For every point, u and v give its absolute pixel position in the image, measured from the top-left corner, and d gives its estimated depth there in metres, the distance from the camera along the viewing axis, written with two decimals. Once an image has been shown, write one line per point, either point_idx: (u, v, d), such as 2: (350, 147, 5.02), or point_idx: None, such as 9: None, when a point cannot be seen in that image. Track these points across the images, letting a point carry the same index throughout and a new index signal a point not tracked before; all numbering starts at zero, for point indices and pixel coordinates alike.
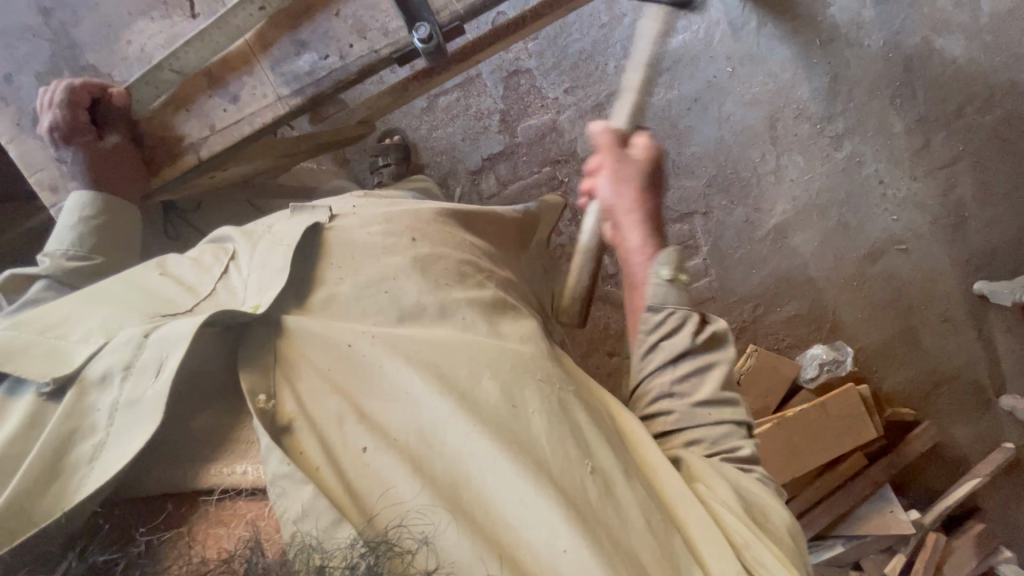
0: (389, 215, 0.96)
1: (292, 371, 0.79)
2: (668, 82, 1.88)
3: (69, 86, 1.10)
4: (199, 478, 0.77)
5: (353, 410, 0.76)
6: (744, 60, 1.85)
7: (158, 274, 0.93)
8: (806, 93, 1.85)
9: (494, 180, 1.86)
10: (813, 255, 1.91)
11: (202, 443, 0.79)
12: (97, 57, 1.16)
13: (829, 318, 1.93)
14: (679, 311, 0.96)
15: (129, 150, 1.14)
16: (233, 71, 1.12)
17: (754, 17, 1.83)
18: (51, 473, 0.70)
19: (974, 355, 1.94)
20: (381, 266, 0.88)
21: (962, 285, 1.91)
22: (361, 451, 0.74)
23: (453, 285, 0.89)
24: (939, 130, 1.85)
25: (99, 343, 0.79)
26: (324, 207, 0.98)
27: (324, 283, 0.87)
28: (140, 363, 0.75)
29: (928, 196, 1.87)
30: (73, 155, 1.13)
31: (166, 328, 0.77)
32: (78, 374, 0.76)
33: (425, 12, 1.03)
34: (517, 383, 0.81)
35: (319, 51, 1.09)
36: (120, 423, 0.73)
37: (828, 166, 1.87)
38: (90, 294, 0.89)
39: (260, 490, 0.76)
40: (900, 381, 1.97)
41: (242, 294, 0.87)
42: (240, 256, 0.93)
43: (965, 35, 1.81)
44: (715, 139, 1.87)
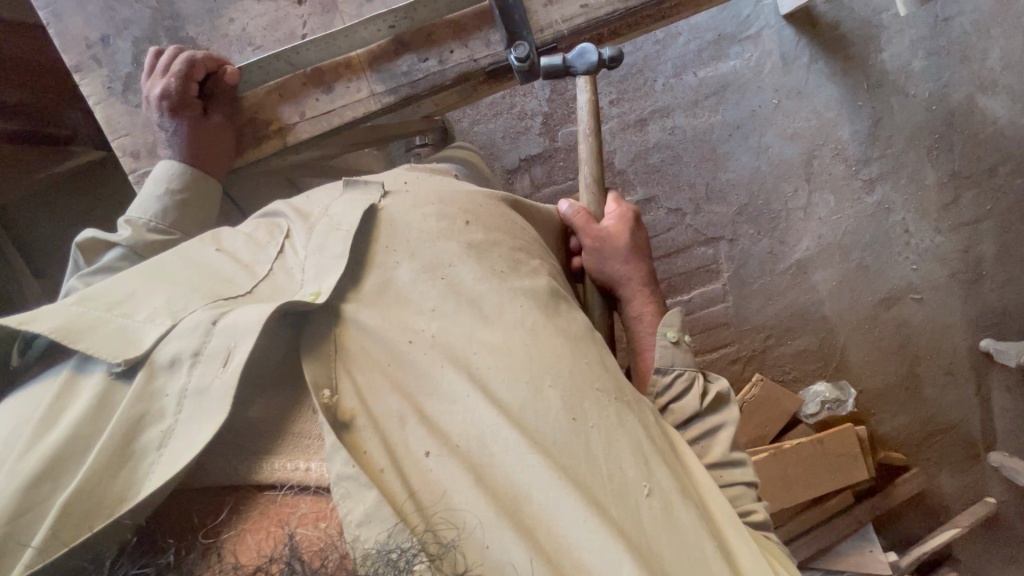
0: (443, 196, 0.94)
1: (351, 362, 0.77)
2: (713, 105, 1.87)
3: (189, 58, 1.10)
4: (256, 471, 0.72)
5: (414, 410, 0.74)
6: (791, 94, 1.86)
7: (215, 249, 0.90)
8: (847, 135, 1.87)
9: (528, 181, 1.86)
10: (830, 294, 1.93)
11: (258, 435, 0.73)
12: (196, 28, 1.16)
13: (836, 357, 1.96)
14: (686, 372, 1.01)
15: (228, 129, 1.14)
16: (332, 66, 1.14)
17: (806, 53, 1.84)
18: (120, 462, 0.66)
19: (970, 409, 1.99)
20: (437, 249, 0.86)
21: (969, 340, 1.95)
22: (423, 455, 0.71)
23: (508, 273, 0.86)
24: (970, 187, 1.87)
25: (167, 325, 0.75)
26: (377, 183, 0.95)
27: (378, 268, 0.84)
28: (209, 351, 0.72)
29: (950, 250, 1.90)
30: (174, 127, 1.11)
31: (236, 315, 0.74)
32: (147, 356, 0.72)
33: (526, 31, 1.09)
34: (579, 394, 0.77)
35: (420, 54, 1.13)
36: (189, 411, 0.69)
37: (857, 209, 1.89)
38: (151, 270, 0.85)
39: (324, 488, 0.71)
40: (895, 426, 2.00)
41: (299, 280, 0.85)
42: (296, 235, 0.92)
43: (1008, 96, 1.83)
44: (751, 168, 1.88)
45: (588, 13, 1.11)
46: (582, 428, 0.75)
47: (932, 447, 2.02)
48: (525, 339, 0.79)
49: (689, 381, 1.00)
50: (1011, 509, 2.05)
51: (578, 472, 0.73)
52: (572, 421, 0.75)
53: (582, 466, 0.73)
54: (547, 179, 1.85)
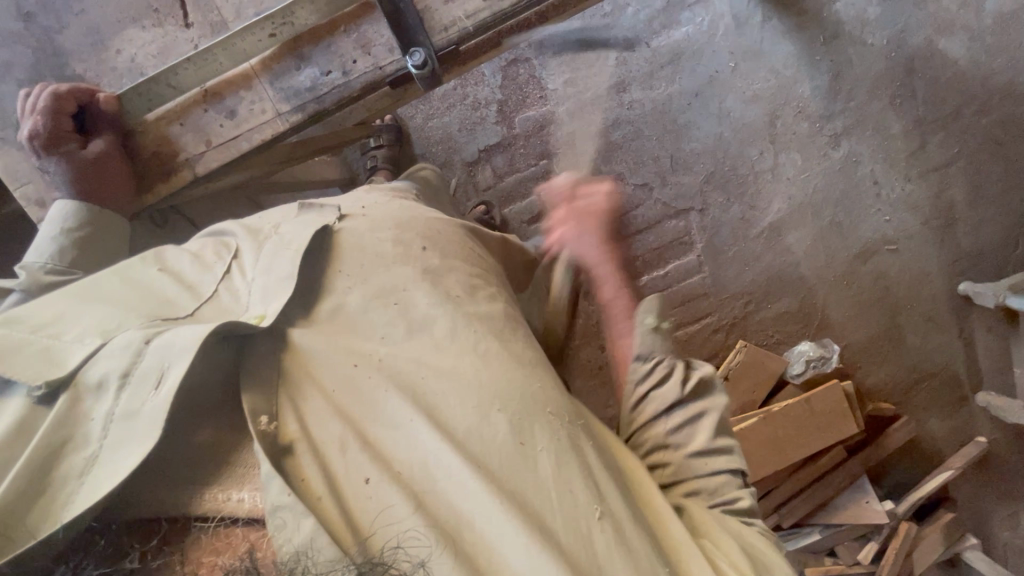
0: (401, 221, 0.95)
1: (296, 390, 0.75)
2: (670, 76, 1.83)
3: (54, 94, 1.09)
4: (194, 500, 0.70)
5: (357, 437, 0.73)
6: (747, 55, 1.82)
7: (157, 270, 0.89)
8: (808, 91, 1.83)
9: (490, 172, 1.83)
10: (806, 254, 1.92)
11: (201, 463, 0.72)
12: (83, 66, 1.17)
13: (818, 316, 1.96)
14: (666, 361, 0.99)
15: (114, 156, 1.10)
16: (231, 85, 1.11)
17: (759, 11, 1.80)
18: (35, 487, 0.64)
19: (954, 353, 2.00)
20: (392, 275, 0.86)
21: (948, 285, 1.94)
22: (363, 481, 0.70)
23: (464, 299, 0.87)
24: (936, 132, 1.85)
25: (95, 344, 0.73)
26: (332, 207, 0.97)
27: (334, 292, 0.84)
28: (139, 373, 0.70)
29: (921, 197, 1.88)
30: (55, 165, 1.09)
31: (170, 335, 0.72)
32: (72, 378, 0.71)
33: (420, 38, 1.07)
34: (528, 418, 0.77)
35: (321, 66, 1.10)
36: (116, 435, 0.67)
37: (825, 165, 1.87)
38: (86, 292, 0.82)
39: (257, 518, 0.70)
40: (881, 377, 2.01)
41: (246, 301, 0.83)
42: (245, 254, 0.90)
43: (968, 35, 1.80)
44: (715, 135, 1.85)
45: (491, 7, 1.08)
46: (530, 450, 0.75)
47: (920, 395, 2.03)
48: (475, 364, 0.79)
49: (670, 368, 0.98)
50: (1004, 446, 2.07)
51: (524, 494, 0.73)
52: (519, 445, 0.75)
53: (528, 487, 0.74)
54: (509, 168, 1.82)
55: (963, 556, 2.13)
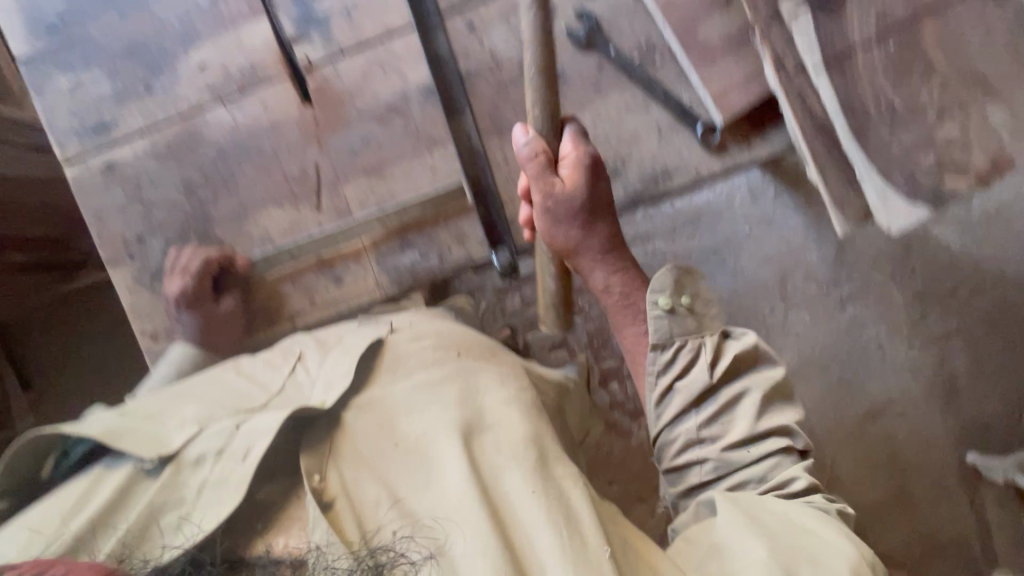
0: (443, 337, 1.28)
1: (339, 454, 1.07)
2: (689, 232, 2.01)
3: (204, 262, 1.63)
4: (255, 544, 0.99)
5: (389, 494, 1.03)
6: (760, 222, 2.00)
7: (238, 375, 1.21)
8: (815, 258, 2.00)
9: (519, 300, 1.90)
10: (814, 406, 1.98)
11: (257, 519, 1.02)
12: (229, 232, 1.70)
13: (827, 472, 1.96)
14: (782, 413, 1.23)
15: (237, 312, 1.68)
16: (345, 258, 1.72)
17: (773, 185, 1.99)
18: (144, 527, 0.97)
19: (967, 523, 1.95)
20: (434, 373, 1.19)
21: (956, 455, 1.96)
22: (392, 530, 0.99)
23: (484, 395, 1.16)
24: (935, 307, 1.99)
25: (192, 430, 1.06)
26: (384, 321, 1.28)
27: (379, 386, 1.17)
28: (231, 451, 1.02)
29: (924, 366, 1.97)
30: (188, 317, 1.64)
31: (254, 421, 1.05)
32: (175, 454, 1.02)
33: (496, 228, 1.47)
34: (536, 485, 1.04)
35: (419, 250, 1.71)
36: (207, 495, 0.99)
37: (831, 326, 1.99)
38: (179, 393, 1.16)
39: (299, 563, 0.94)
40: (894, 544, 1.96)
41: (309, 391, 1.16)
42: (308, 358, 1.25)
43: (958, 226, 2.00)
44: (728, 288, 2.00)
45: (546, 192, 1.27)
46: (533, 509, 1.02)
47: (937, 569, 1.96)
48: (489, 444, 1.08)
49: (785, 425, 1.21)
50: None
51: (522, 546, 0.99)
52: (522, 504, 1.02)
53: (529, 538, 1.00)
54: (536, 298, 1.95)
55: None
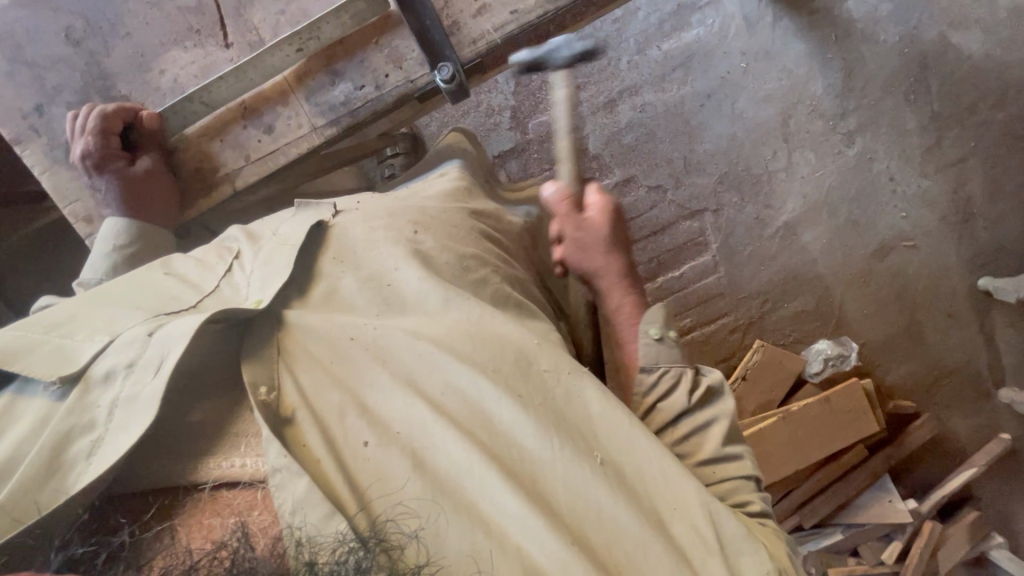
0: (392, 210, 0.97)
1: (292, 361, 0.76)
2: (682, 77, 1.83)
3: (102, 112, 1.04)
4: (197, 469, 0.70)
5: (355, 405, 0.73)
6: (759, 56, 1.81)
7: (163, 273, 0.88)
8: (820, 90, 1.82)
9: (505, 176, 1.83)
10: (822, 252, 1.89)
11: (197, 440, 0.72)
12: (128, 86, 1.10)
13: (835, 313, 1.91)
14: (672, 369, 0.91)
15: (161, 173, 1.07)
16: (267, 101, 1.07)
17: (770, 12, 1.80)
18: (47, 473, 0.65)
19: (976, 349, 1.93)
20: (379, 260, 0.87)
21: (968, 281, 1.89)
22: (362, 444, 0.71)
23: (446, 273, 0.88)
24: (952, 128, 1.82)
25: (104, 339, 0.74)
26: (329, 204, 0.98)
27: (324, 277, 0.86)
28: (143, 361, 0.70)
29: (938, 194, 1.85)
30: (106, 185, 1.06)
31: (172, 324, 0.73)
32: (84, 371, 0.71)
33: (448, 51, 1.02)
34: (540, 397, 0.77)
35: (354, 81, 1.05)
36: (120, 418, 0.68)
37: (839, 162, 1.85)
38: (103, 294, 0.83)
39: (256, 482, 0.69)
40: (901, 375, 1.95)
41: (245, 292, 0.84)
42: (245, 255, 0.90)
43: (982, 31, 1.78)
44: (727, 136, 1.84)
45: (520, 18, 1.04)
46: (524, 408, 0.75)
47: (941, 393, 1.96)
48: (469, 334, 0.80)
49: (677, 374, 0.90)
50: None
51: (518, 458, 0.73)
52: (521, 413, 0.74)
53: (520, 441, 0.73)
54: (523, 173, 1.83)
55: (990, 556, 2.00)
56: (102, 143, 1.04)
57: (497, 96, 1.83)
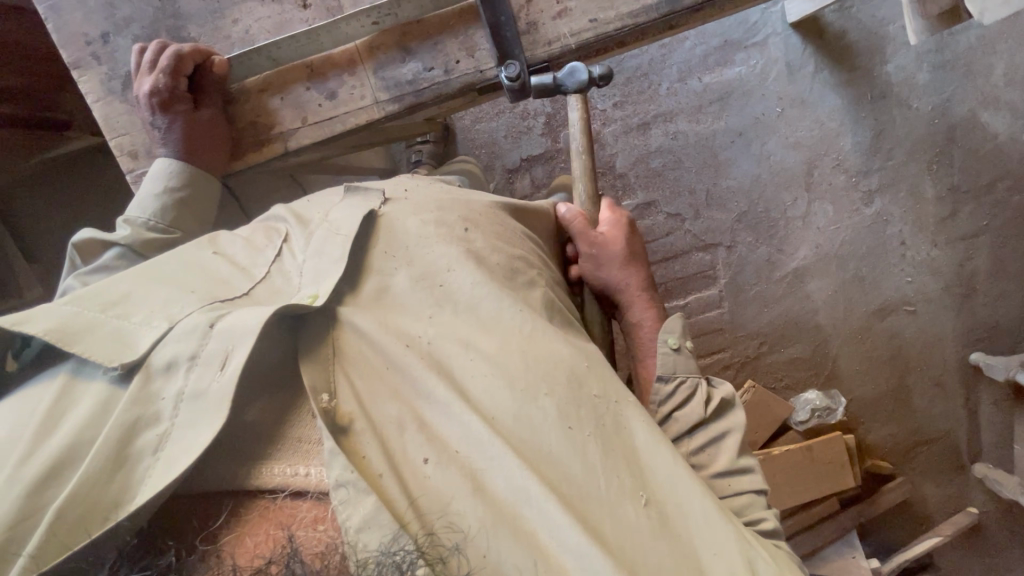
0: (442, 202, 0.92)
1: (348, 364, 0.74)
2: (717, 112, 1.85)
3: (177, 52, 1.02)
4: (255, 477, 0.69)
5: (414, 418, 0.72)
6: (794, 103, 1.84)
7: (211, 253, 0.88)
8: (848, 145, 1.85)
9: (529, 181, 1.84)
10: (825, 303, 1.91)
11: (259, 440, 0.71)
12: (199, 31, 1.09)
13: (828, 365, 1.93)
14: (691, 380, 0.96)
15: (221, 122, 1.07)
16: (335, 66, 1.06)
17: (812, 62, 1.83)
18: (112, 468, 0.64)
19: (958, 421, 1.97)
20: (436, 255, 0.83)
21: (959, 353, 1.93)
22: (421, 461, 0.69)
23: (503, 280, 0.85)
24: (968, 203, 1.86)
25: (163, 327, 0.72)
26: (377, 190, 0.93)
27: (374, 273, 0.82)
28: (206, 354, 0.69)
29: (945, 264, 1.89)
30: (169, 124, 1.04)
31: (233, 316, 0.71)
32: (145, 360, 0.70)
33: (518, 51, 1.02)
34: (589, 418, 0.75)
35: (424, 62, 1.05)
36: (187, 414, 0.67)
37: (855, 219, 1.88)
38: (153, 272, 0.82)
39: (324, 493, 0.68)
40: (883, 435, 1.97)
41: (297, 283, 0.82)
42: (293, 239, 0.89)
43: (1011, 113, 1.82)
44: (752, 175, 1.86)
45: (598, 28, 1.03)
46: (577, 437, 0.73)
47: (918, 458, 1.99)
48: (523, 352, 0.77)
49: (697, 390, 0.95)
50: (994, 520, 2.02)
51: (571, 490, 0.71)
52: (573, 444, 0.73)
53: (572, 473, 0.71)
54: (548, 180, 1.83)
55: None
56: (171, 83, 1.02)
57: (535, 101, 1.84)
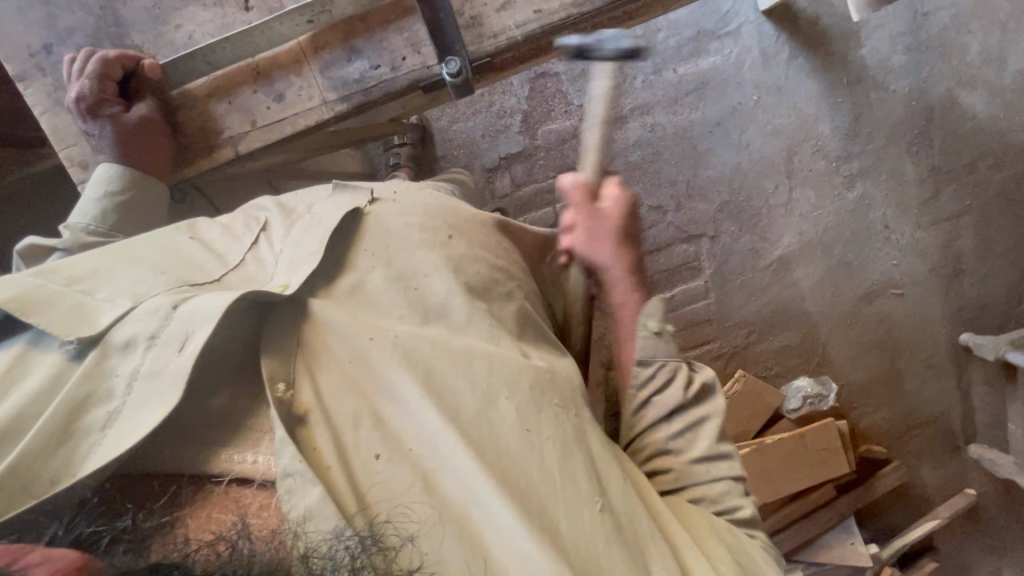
0: (428, 208, 0.91)
1: (315, 359, 0.73)
2: (693, 103, 1.85)
3: (103, 57, 1.03)
4: (209, 460, 0.69)
5: (371, 414, 0.71)
6: (771, 90, 1.84)
7: (188, 237, 0.87)
8: (827, 130, 1.85)
9: (509, 180, 1.84)
10: (811, 289, 1.91)
11: (215, 426, 0.71)
12: (140, 37, 1.09)
13: (818, 352, 1.93)
14: (669, 364, 0.92)
15: (156, 122, 1.05)
16: (281, 68, 1.06)
17: (787, 48, 1.83)
18: (63, 438, 0.64)
19: (951, 403, 1.96)
20: (415, 259, 0.83)
21: (949, 334, 1.92)
22: (373, 457, 0.69)
23: (482, 291, 0.83)
24: (949, 183, 1.86)
25: (126, 305, 0.72)
26: (366, 189, 0.92)
27: (353, 270, 0.81)
28: (166, 335, 0.69)
29: (929, 245, 1.88)
30: (101, 130, 1.05)
31: (197, 301, 0.71)
32: (103, 336, 0.69)
33: (459, 47, 1.03)
34: (550, 425, 0.74)
35: (370, 60, 1.05)
36: (139, 393, 0.66)
37: (838, 204, 1.87)
38: (123, 251, 0.82)
39: (269, 483, 0.68)
40: (876, 419, 1.97)
41: (272, 271, 0.82)
42: (273, 228, 0.88)
43: (988, 92, 1.82)
44: (732, 164, 1.86)
45: (542, 19, 1.04)
46: (535, 441, 0.73)
47: (912, 441, 1.98)
48: (489, 352, 0.76)
49: (671, 371, 0.92)
50: (992, 501, 2.01)
51: (525, 492, 0.71)
52: (531, 450, 0.72)
53: (527, 479, 0.71)
54: (528, 178, 1.83)
55: None
56: (97, 88, 1.03)
57: (511, 100, 1.84)
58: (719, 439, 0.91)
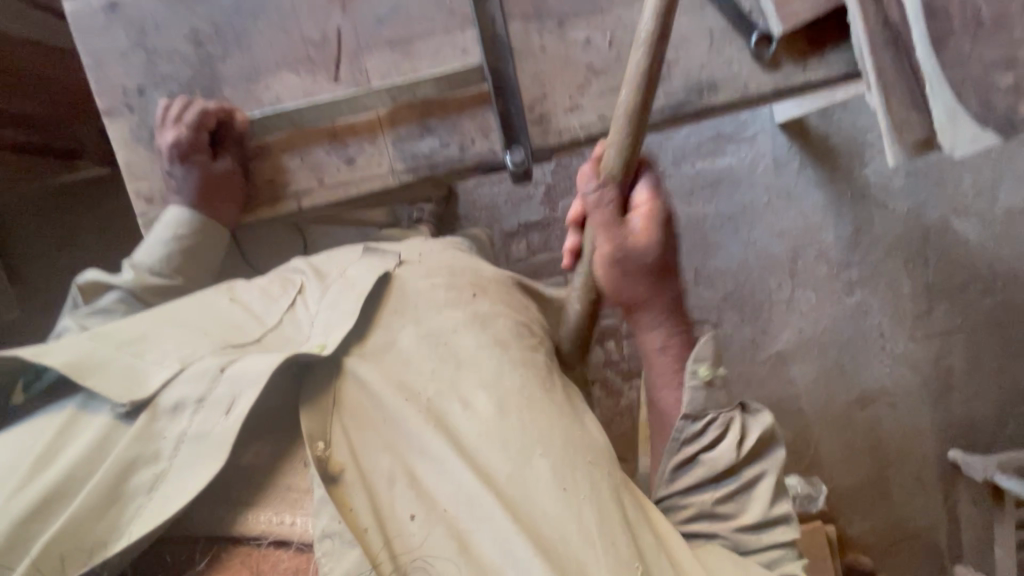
0: (453, 266, 0.94)
1: (348, 416, 0.75)
2: (707, 197, 1.95)
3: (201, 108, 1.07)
4: (240, 521, 0.72)
5: (405, 473, 0.72)
6: (781, 194, 1.95)
7: (228, 298, 0.90)
8: (830, 238, 1.95)
9: (524, 246, 1.90)
10: (807, 388, 1.94)
11: (248, 485, 0.74)
12: (233, 92, 1.12)
13: (810, 452, 1.93)
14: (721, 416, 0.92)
15: (237, 179, 1.13)
16: (355, 133, 1.14)
17: (798, 159, 1.95)
18: (108, 503, 0.67)
19: (937, 518, 1.95)
20: (444, 317, 0.85)
21: (937, 449, 1.94)
22: (409, 518, 0.70)
23: (510, 344, 0.85)
24: (942, 301, 1.94)
25: (174, 368, 0.75)
26: (394, 253, 0.96)
27: (383, 328, 0.84)
28: (214, 398, 0.72)
29: (922, 358, 1.94)
30: (185, 174, 1.11)
31: (244, 363, 0.74)
32: (152, 398, 0.72)
33: (523, 137, 1.09)
34: (583, 482, 0.74)
35: (441, 138, 1.14)
36: (186, 457, 0.70)
37: (837, 309, 1.94)
38: (172, 312, 0.85)
39: (307, 545, 0.71)
40: (863, 528, 1.94)
41: (308, 331, 0.85)
42: (310, 291, 0.91)
43: (979, 222, 1.94)
44: (739, 259, 1.94)
45: (606, 120, 1.12)
46: (570, 500, 0.72)
47: (898, 555, 1.95)
48: (521, 414, 0.76)
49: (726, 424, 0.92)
50: None
51: (565, 553, 0.70)
52: (566, 511, 0.72)
53: (564, 542, 0.71)
54: (543, 247, 1.89)
55: None
56: (192, 136, 1.07)
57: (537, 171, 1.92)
58: (772, 502, 0.91)
